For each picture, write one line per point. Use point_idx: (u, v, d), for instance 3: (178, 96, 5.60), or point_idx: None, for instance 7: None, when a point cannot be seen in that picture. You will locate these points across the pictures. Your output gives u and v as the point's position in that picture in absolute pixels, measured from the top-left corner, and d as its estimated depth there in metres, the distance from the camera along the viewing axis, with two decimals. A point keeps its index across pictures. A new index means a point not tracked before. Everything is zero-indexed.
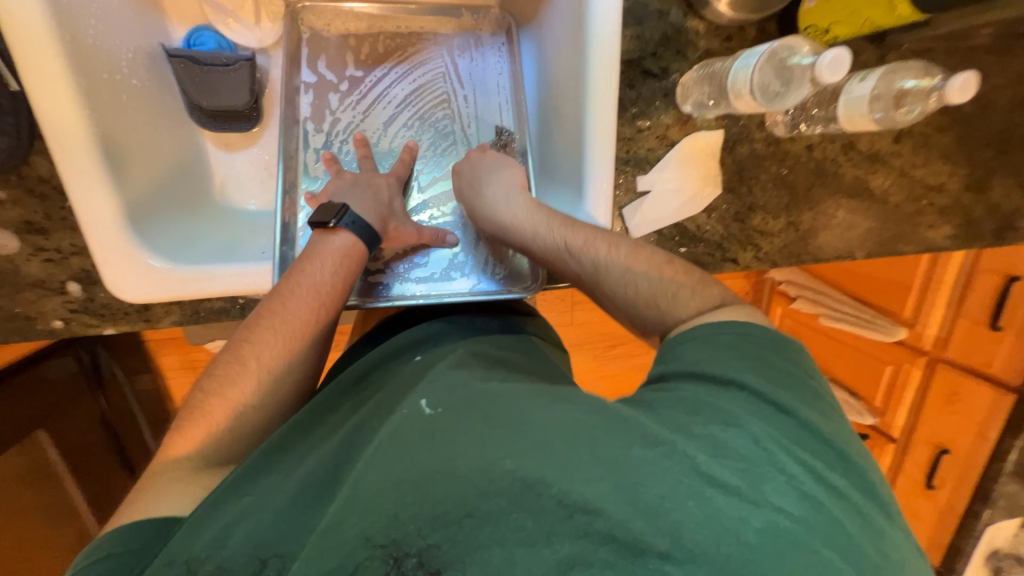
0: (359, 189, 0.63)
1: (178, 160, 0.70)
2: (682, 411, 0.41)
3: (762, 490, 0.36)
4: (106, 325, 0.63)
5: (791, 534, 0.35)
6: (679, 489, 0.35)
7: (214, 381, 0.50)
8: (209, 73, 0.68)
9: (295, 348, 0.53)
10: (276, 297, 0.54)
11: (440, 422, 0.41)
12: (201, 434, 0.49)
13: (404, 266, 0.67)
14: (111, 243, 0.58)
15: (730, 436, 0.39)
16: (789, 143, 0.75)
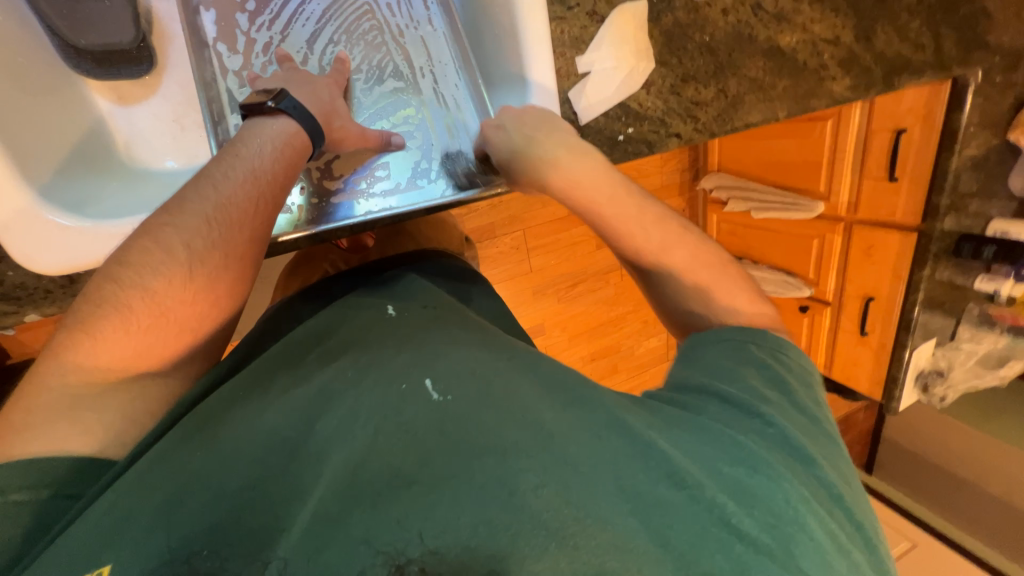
0: (296, 85, 0.59)
1: (68, 119, 0.61)
2: (690, 432, 0.41)
3: (793, 554, 0.35)
4: (26, 310, 0.54)
5: None
6: (706, 537, 0.34)
7: (128, 267, 0.43)
8: (77, 2, 0.58)
9: (230, 236, 0.46)
10: (204, 182, 0.48)
11: (457, 407, 0.39)
12: (118, 334, 0.42)
13: (364, 182, 0.64)
14: (6, 205, 0.50)
15: (734, 455, 0.39)
16: (707, 9, 0.79)
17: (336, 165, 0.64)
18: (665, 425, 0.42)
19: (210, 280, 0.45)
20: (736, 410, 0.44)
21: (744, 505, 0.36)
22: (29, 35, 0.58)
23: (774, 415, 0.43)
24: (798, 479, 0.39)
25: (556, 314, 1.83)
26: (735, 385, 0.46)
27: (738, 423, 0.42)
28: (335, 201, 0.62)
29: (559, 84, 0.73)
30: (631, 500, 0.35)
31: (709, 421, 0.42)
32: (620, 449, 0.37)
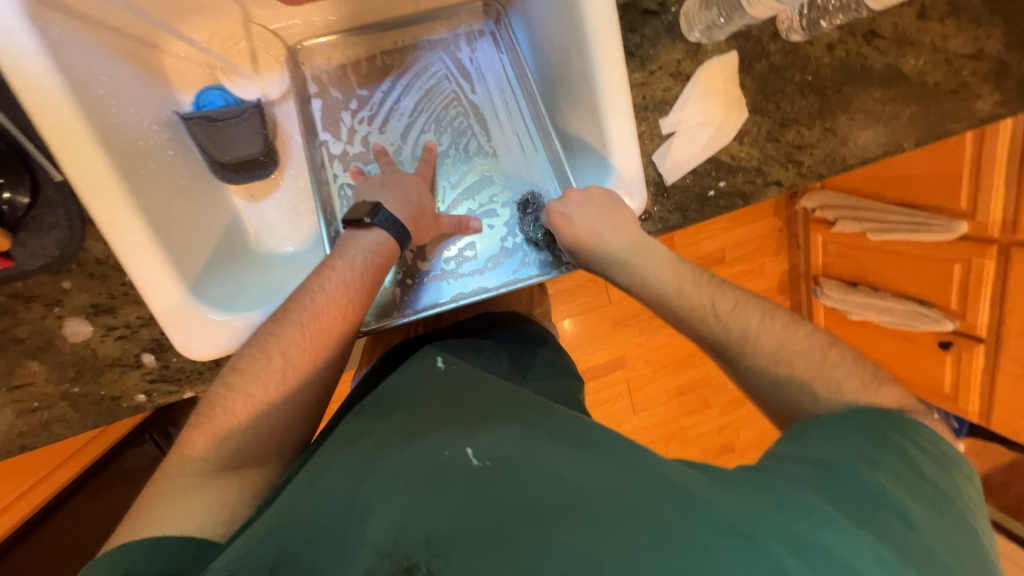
0: (389, 189, 0.63)
1: (213, 220, 0.71)
2: (792, 546, 0.32)
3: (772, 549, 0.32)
4: (185, 389, 0.64)
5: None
6: (692, 532, 0.32)
7: (238, 375, 0.46)
8: (222, 127, 0.70)
9: (322, 347, 0.49)
10: (303, 292, 0.51)
11: (489, 478, 0.36)
12: (218, 436, 0.44)
13: (446, 262, 0.68)
14: (174, 308, 0.59)
15: (834, 560, 0.32)
16: (808, 48, 0.71)
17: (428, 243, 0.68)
18: (751, 514, 0.34)
19: (304, 380, 0.48)
20: (854, 518, 0.36)
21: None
22: (188, 156, 0.69)
23: (863, 493, 0.38)
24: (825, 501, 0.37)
25: (637, 346, 1.71)
26: (846, 499, 0.37)
27: (836, 519, 0.35)
28: (425, 282, 0.67)
29: (642, 148, 0.70)
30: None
31: (816, 527, 0.34)
32: (709, 570, 0.31)
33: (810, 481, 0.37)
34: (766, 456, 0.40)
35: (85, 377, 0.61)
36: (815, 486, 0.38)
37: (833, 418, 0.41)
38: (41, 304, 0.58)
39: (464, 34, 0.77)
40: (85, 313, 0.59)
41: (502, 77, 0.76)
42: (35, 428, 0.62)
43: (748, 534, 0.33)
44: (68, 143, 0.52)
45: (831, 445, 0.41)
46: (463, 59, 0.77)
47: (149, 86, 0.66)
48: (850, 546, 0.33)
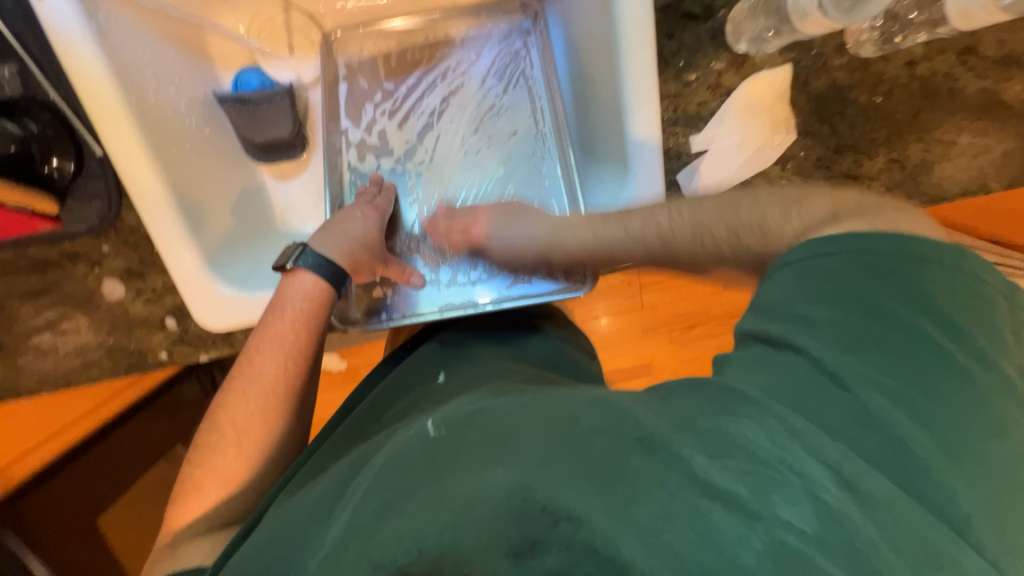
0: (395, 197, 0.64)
1: (242, 197, 0.74)
2: (734, 416, 0.33)
3: (769, 501, 0.30)
4: (200, 353, 0.70)
5: (800, 555, 0.28)
6: (675, 502, 0.30)
7: (199, 452, 0.50)
8: (256, 109, 0.72)
9: (267, 408, 0.51)
10: (244, 359, 0.53)
11: (444, 443, 0.37)
12: (197, 505, 0.47)
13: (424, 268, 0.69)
14: (193, 280, 0.64)
15: (785, 432, 0.32)
16: (880, 64, 0.62)
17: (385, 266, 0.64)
18: (700, 405, 0.34)
19: (255, 439, 0.50)
20: (831, 380, 0.33)
21: (798, 499, 0.30)
22: (223, 134, 0.73)
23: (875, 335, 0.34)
24: (821, 450, 0.31)
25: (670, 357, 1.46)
26: (845, 344, 0.34)
27: (839, 404, 0.32)
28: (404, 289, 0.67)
29: (666, 166, 0.63)
30: (684, 546, 0.29)
31: (777, 403, 0.33)
32: (637, 472, 0.31)
33: (784, 351, 0.35)
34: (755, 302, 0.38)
35: (118, 331, 0.68)
36: (798, 338, 0.35)
37: (824, 282, 0.36)
38: (85, 263, 0.65)
39: (498, 34, 0.76)
40: (120, 275, 0.66)
41: (532, 80, 0.74)
42: (76, 371, 0.70)
43: (689, 427, 0.33)
44: (110, 123, 0.57)
45: (847, 278, 0.36)
46: (494, 59, 0.75)
47: (191, 67, 0.69)
48: (830, 475, 0.30)
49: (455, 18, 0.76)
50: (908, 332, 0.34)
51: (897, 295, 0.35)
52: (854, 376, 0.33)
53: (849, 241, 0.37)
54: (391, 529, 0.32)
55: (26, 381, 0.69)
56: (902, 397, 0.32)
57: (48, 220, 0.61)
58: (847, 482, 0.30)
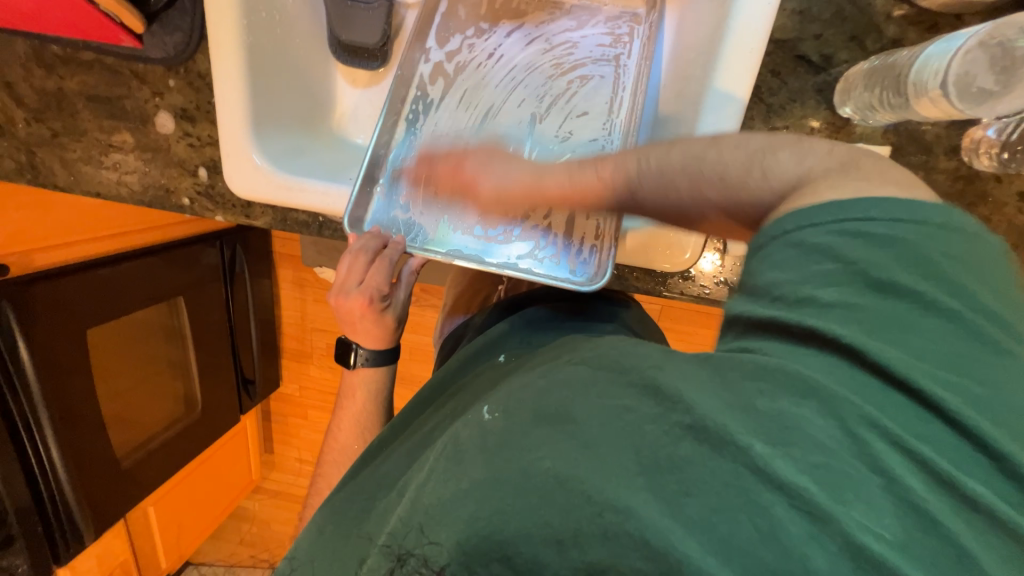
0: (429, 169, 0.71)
1: (310, 83, 0.75)
2: (796, 399, 0.29)
3: (841, 500, 0.27)
4: (217, 213, 0.72)
5: (882, 563, 0.25)
6: (733, 495, 0.27)
7: (321, 471, 0.73)
8: (351, 8, 0.72)
9: (361, 422, 0.73)
10: (339, 419, 0.74)
11: (497, 432, 0.33)
12: (328, 480, 0.72)
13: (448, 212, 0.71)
14: (236, 141, 0.66)
15: (859, 422, 0.28)
16: (990, 184, 0.55)
17: (365, 281, 0.63)
18: (749, 385, 0.30)
19: (355, 435, 0.72)
20: (890, 379, 0.29)
21: (891, 507, 0.27)
22: (315, 20, 0.75)
23: (924, 329, 0.30)
24: (886, 449, 0.27)
25: None
26: (896, 335, 0.30)
27: (887, 400, 0.28)
28: (438, 232, 0.70)
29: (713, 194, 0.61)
30: (745, 542, 0.26)
31: (844, 396, 0.28)
32: (692, 458, 0.28)
33: (809, 342, 0.31)
34: (773, 288, 0.33)
35: (155, 164, 0.71)
36: (833, 325, 0.30)
37: (848, 246, 0.32)
38: (149, 91, 0.68)
39: (608, 14, 0.73)
40: (174, 112, 0.69)
41: (624, 68, 0.72)
42: (108, 185, 0.73)
43: (748, 411, 0.29)
44: None
45: (885, 262, 0.31)
46: (596, 34, 0.73)
47: None
48: (913, 474, 0.27)
49: None
50: (945, 303, 0.30)
51: (907, 261, 0.31)
52: (918, 374, 0.29)
53: (886, 208, 0.32)
54: (454, 506, 0.31)
55: (64, 177, 0.74)
56: (982, 401, 0.28)
57: (131, 37, 0.64)
58: (965, 502, 0.27)
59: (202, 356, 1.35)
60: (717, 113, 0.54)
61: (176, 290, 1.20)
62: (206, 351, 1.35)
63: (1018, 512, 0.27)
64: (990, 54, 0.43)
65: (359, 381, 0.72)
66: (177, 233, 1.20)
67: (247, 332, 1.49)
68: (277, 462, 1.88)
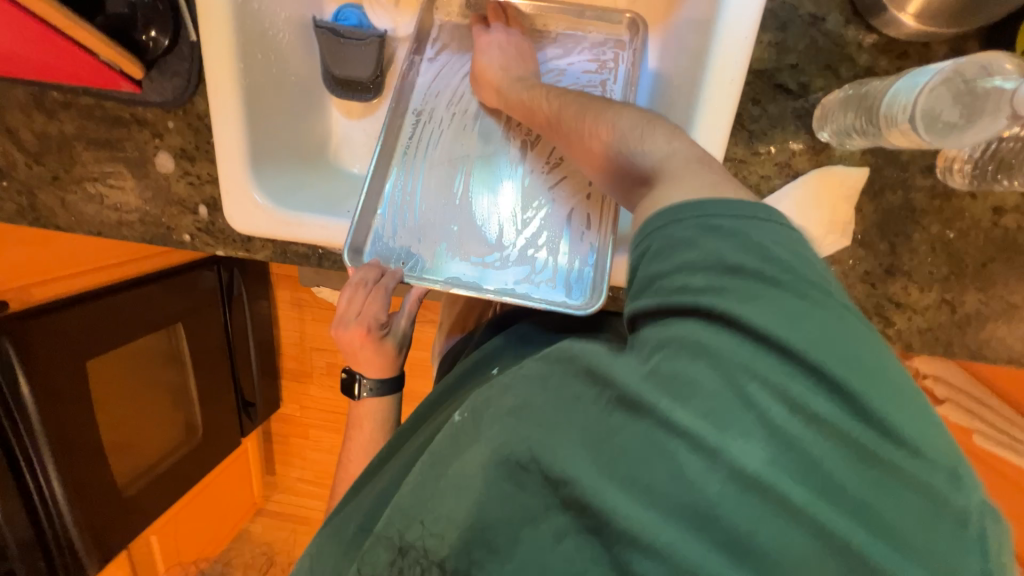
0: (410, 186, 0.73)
1: (306, 118, 0.77)
2: (690, 358, 0.31)
3: (727, 438, 0.29)
4: (218, 248, 0.74)
5: (759, 483, 0.28)
6: (648, 447, 0.29)
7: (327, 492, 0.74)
8: (344, 45, 0.74)
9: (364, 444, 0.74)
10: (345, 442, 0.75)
11: (474, 442, 0.35)
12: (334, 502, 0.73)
13: (444, 241, 0.72)
14: (235, 178, 0.67)
15: (734, 368, 0.30)
16: (966, 201, 0.57)
17: (362, 313, 0.66)
18: (654, 354, 0.33)
19: (360, 454, 0.73)
20: (755, 335, 0.31)
21: (765, 438, 0.29)
22: (310, 57, 0.77)
23: (779, 296, 0.33)
24: (772, 397, 0.30)
25: None
26: (757, 299, 0.32)
27: (761, 359, 0.31)
28: (434, 262, 0.71)
29: None
30: (660, 486, 0.29)
31: (718, 348, 0.31)
32: (622, 427, 0.31)
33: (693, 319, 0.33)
34: (655, 282, 0.36)
35: (156, 203, 0.73)
36: (706, 298, 0.33)
37: (702, 233, 0.36)
38: (149, 132, 0.70)
39: (592, 41, 0.76)
40: (174, 153, 0.70)
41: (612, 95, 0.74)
42: (109, 225, 0.75)
43: (651, 374, 0.31)
44: (210, 15, 0.62)
45: (731, 250, 0.35)
46: (582, 61, 0.75)
47: None
48: (785, 415, 0.29)
49: (556, 12, 0.76)
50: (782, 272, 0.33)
51: (747, 244, 0.35)
52: (788, 331, 0.31)
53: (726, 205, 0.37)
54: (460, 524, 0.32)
55: (66, 219, 0.75)
56: (841, 349, 0.31)
57: (131, 82, 0.65)
58: (833, 430, 0.29)
59: (202, 381, 1.35)
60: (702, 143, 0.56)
61: (176, 315, 1.20)
62: (206, 376, 1.35)
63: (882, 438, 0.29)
64: (954, 89, 0.45)
65: (363, 405, 0.73)
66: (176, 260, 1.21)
67: (246, 355, 1.49)
68: (278, 483, 1.87)
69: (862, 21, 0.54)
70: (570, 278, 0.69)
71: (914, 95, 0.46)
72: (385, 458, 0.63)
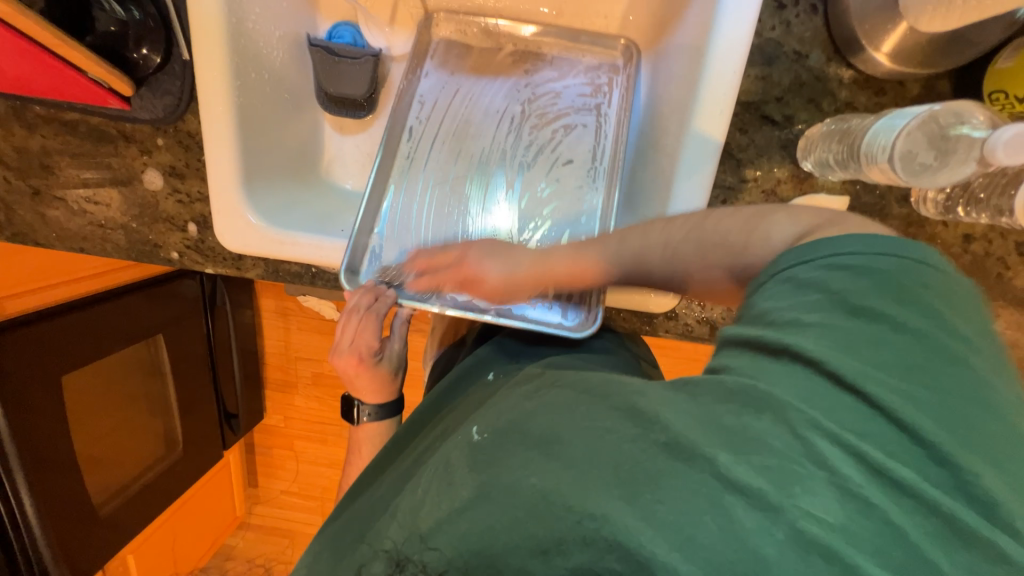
0: (407, 207, 0.74)
1: (299, 136, 0.77)
2: (753, 412, 0.32)
3: (792, 494, 0.29)
4: (207, 265, 0.73)
5: (826, 547, 0.28)
6: (698, 499, 0.29)
7: None
8: (338, 63, 0.74)
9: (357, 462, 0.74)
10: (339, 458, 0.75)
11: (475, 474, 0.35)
12: None
13: (441, 260, 0.73)
14: (227, 198, 0.67)
15: (806, 425, 0.30)
16: (938, 228, 0.60)
17: (356, 341, 0.65)
18: (721, 404, 0.33)
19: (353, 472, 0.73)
20: (845, 386, 0.31)
21: (834, 496, 0.29)
22: (303, 74, 0.76)
23: (877, 346, 0.32)
24: (842, 452, 0.30)
25: None
26: (845, 347, 0.33)
27: (841, 411, 0.31)
28: (429, 281, 0.72)
29: None
30: (707, 541, 0.28)
31: (791, 404, 0.31)
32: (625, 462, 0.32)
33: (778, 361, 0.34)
34: (762, 316, 0.36)
35: (143, 220, 0.71)
36: (789, 347, 0.33)
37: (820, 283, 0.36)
38: (136, 149, 0.69)
39: (587, 64, 0.77)
40: (163, 170, 0.69)
41: (605, 118, 0.76)
42: (93, 240, 0.73)
43: (712, 425, 0.32)
44: (202, 35, 0.61)
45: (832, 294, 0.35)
46: (577, 85, 0.77)
47: (297, 8, 0.73)
48: (856, 472, 0.29)
49: (549, 36, 0.78)
50: (886, 328, 0.33)
51: (880, 292, 0.34)
52: (864, 384, 0.31)
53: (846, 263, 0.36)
54: (462, 556, 0.33)
55: (46, 234, 0.73)
56: (933, 405, 0.30)
57: (120, 99, 0.64)
58: (908, 493, 0.29)
59: (183, 395, 1.31)
60: (696, 171, 0.58)
61: (158, 327, 1.17)
62: (187, 389, 1.32)
63: (963, 501, 0.29)
64: (929, 133, 0.47)
65: (356, 423, 0.73)
66: (158, 270, 1.18)
67: (229, 366, 1.46)
68: (262, 494, 1.83)
69: (842, 58, 0.57)
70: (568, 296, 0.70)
71: (896, 138, 0.48)
72: (380, 459, 0.64)
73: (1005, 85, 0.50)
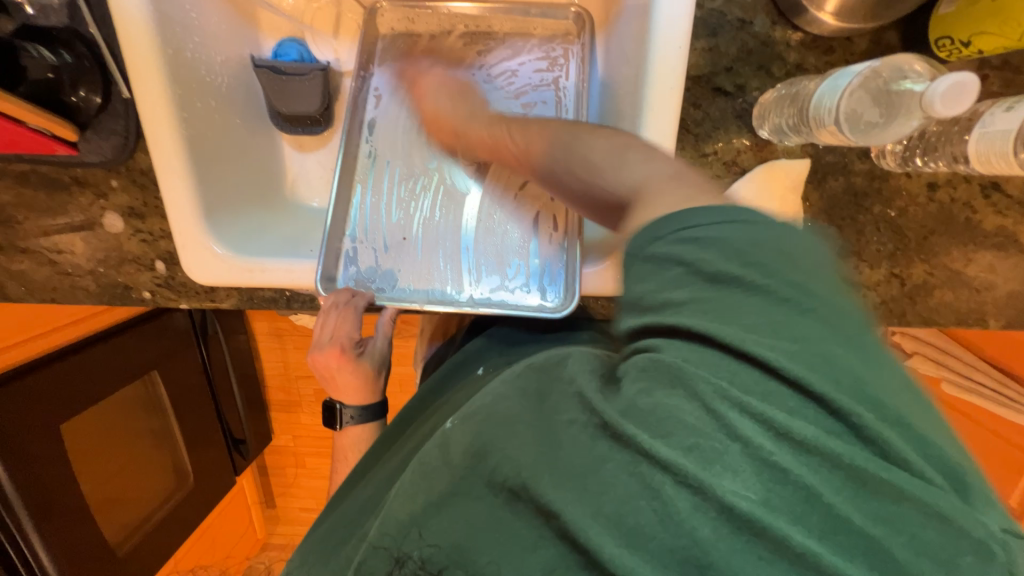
0: (378, 207, 0.73)
1: (257, 155, 0.75)
2: (668, 391, 0.33)
3: (714, 474, 0.31)
4: (181, 301, 0.72)
5: (748, 518, 0.30)
6: (630, 486, 0.32)
7: None
8: (287, 81, 0.73)
9: None
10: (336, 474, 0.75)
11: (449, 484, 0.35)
12: None
13: (418, 256, 0.72)
14: (189, 231, 0.66)
15: (716, 398, 0.32)
16: (902, 180, 0.60)
17: (336, 334, 0.64)
18: (634, 384, 0.35)
19: None
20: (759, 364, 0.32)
21: (751, 470, 0.31)
22: (252, 93, 0.75)
23: (766, 314, 0.34)
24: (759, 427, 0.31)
25: None
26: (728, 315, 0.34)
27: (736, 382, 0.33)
28: (405, 284, 0.71)
29: None
30: (645, 527, 0.31)
31: (696, 378, 0.33)
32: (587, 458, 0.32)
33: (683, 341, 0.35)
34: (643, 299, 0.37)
35: (109, 264, 0.71)
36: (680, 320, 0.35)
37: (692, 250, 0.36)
38: (92, 193, 0.68)
39: (541, 39, 0.76)
40: (122, 212, 0.68)
41: (564, 93, 0.75)
42: (63, 290, 0.72)
43: (629, 411, 0.34)
44: (138, 70, 0.60)
45: (719, 259, 0.34)
46: (533, 62, 0.76)
47: (237, 28, 0.72)
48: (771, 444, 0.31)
49: (497, 27, 0.76)
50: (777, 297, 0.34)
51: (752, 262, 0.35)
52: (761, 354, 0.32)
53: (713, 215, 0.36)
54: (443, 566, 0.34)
55: (15, 289, 0.72)
56: (828, 367, 0.32)
57: (66, 145, 0.63)
58: (836, 466, 0.31)
59: (185, 428, 1.31)
60: (655, 144, 0.57)
61: (152, 362, 1.16)
62: (188, 422, 1.32)
63: (879, 465, 0.31)
64: (872, 90, 0.47)
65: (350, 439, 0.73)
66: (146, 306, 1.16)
67: (228, 393, 1.47)
68: (279, 515, 1.84)
69: (787, 22, 0.56)
70: (549, 282, 0.69)
71: (841, 99, 0.48)
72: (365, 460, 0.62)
73: (948, 31, 0.50)
